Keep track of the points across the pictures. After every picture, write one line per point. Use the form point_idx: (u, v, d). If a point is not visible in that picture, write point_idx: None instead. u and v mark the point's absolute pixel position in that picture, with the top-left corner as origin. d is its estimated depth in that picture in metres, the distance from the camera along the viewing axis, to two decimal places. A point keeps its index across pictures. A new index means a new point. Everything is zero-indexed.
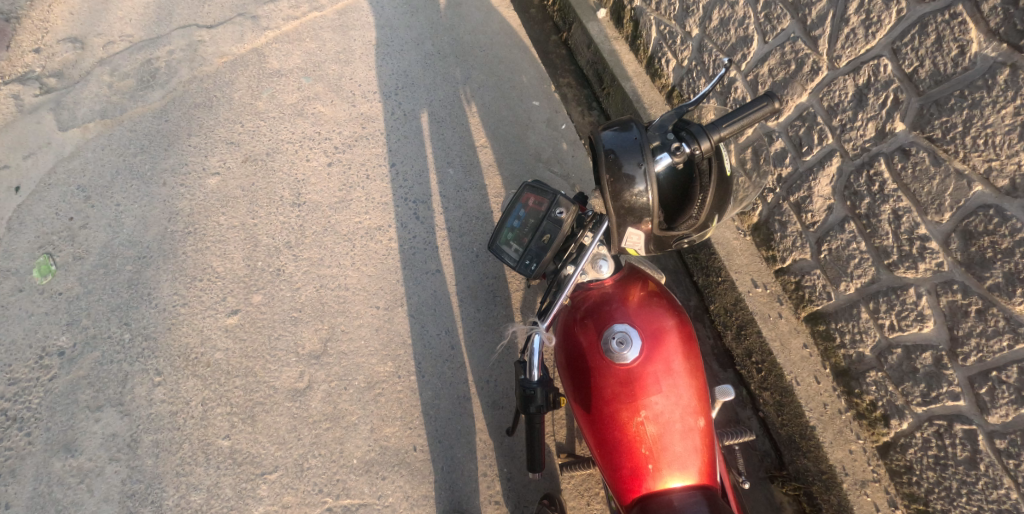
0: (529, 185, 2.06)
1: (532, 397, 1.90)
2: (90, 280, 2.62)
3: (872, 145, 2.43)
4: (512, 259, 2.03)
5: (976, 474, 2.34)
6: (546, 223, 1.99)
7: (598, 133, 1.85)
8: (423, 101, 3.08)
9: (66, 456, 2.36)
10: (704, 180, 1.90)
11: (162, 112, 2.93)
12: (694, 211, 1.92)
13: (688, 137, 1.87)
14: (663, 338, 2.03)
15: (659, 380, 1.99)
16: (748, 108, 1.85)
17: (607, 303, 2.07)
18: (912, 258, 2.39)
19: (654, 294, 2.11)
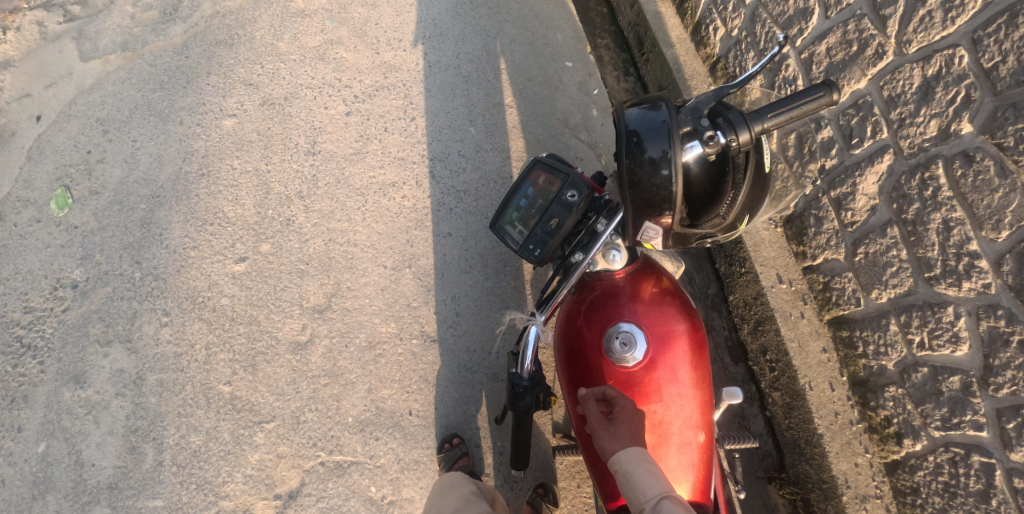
0: (540, 163, 1.90)
1: (521, 394, 1.79)
2: (106, 217, 2.67)
3: (932, 145, 2.21)
4: (514, 240, 1.87)
5: (987, 509, 2.23)
6: (556, 206, 1.82)
7: (623, 111, 1.63)
8: (451, 53, 3.01)
9: (75, 388, 2.45)
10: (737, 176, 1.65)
11: (183, 48, 2.92)
12: (722, 209, 1.69)
13: (724, 125, 1.61)
14: (672, 343, 1.85)
15: (661, 388, 1.82)
16: (800, 96, 1.57)
17: (614, 297, 1.88)
18: (957, 275, 2.21)
19: (667, 291, 1.91)
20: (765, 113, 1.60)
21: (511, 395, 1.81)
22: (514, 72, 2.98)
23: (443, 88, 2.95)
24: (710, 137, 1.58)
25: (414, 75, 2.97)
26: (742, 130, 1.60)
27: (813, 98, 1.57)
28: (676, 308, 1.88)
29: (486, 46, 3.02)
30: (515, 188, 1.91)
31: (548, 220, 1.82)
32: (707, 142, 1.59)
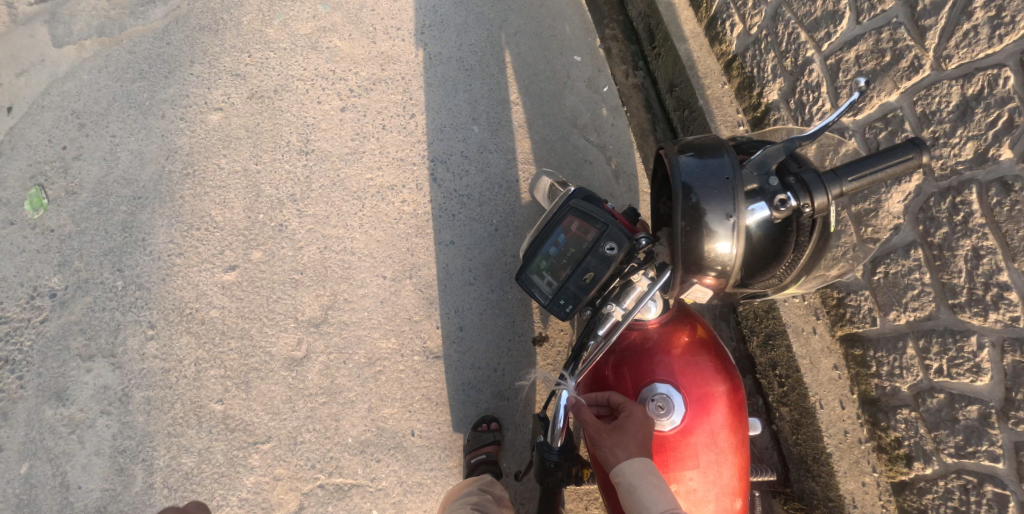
0: (575, 210, 1.84)
1: (553, 470, 1.68)
2: (83, 219, 2.48)
3: (966, 169, 2.09)
4: (543, 291, 1.82)
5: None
6: (590, 258, 1.76)
7: (680, 162, 1.58)
8: (452, 44, 2.83)
9: (57, 405, 2.32)
10: (801, 238, 1.63)
11: (164, 34, 2.69)
12: (779, 270, 1.68)
13: (797, 186, 1.57)
14: (710, 406, 1.78)
15: (699, 454, 1.75)
16: (886, 157, 1.52)
17: (648, 353, 1.81)
18: (983, 305, 2.13)
19: (705, 349, 1.85)
20: (845, 175, 1.53)
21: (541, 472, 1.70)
22: (519, 66, 2.84)
23: (444, 83, 2.78)
24: (782, 200, 1.55)
25: (413, 68, 2.79)
26: (818, 193, 1.55)
27: (901, 160, 1.50)
28: (714, 368, 1.83)
29: (491, 37, 2.86)
30: (545, 234, 1.85)
31: (581, 273, 1.75)
32: (776, 205, 1.56)
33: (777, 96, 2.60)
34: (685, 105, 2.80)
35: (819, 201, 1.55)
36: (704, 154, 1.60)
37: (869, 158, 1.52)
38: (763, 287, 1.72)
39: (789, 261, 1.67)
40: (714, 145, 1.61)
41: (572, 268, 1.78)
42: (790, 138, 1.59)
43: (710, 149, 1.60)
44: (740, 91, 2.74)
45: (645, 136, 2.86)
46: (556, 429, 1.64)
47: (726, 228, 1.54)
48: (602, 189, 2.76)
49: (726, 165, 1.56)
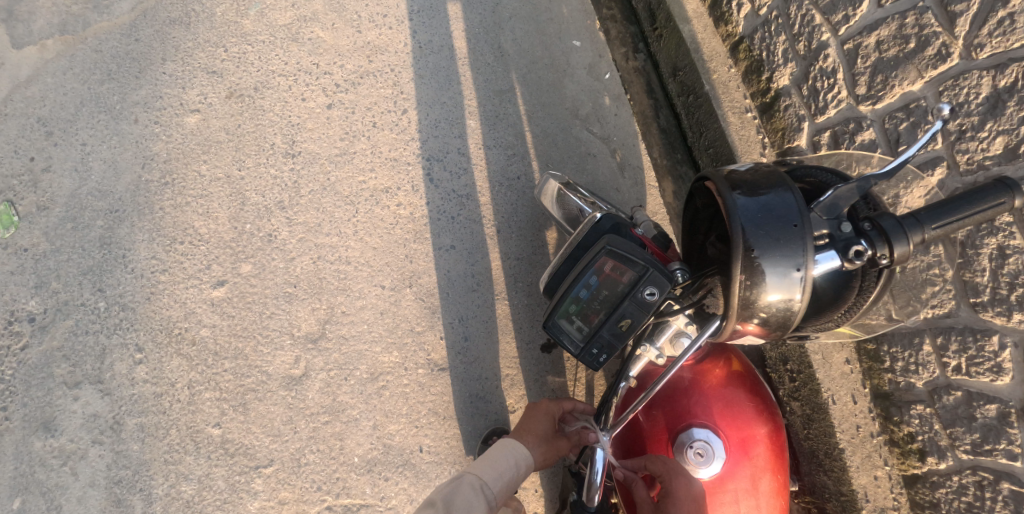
0: (607, 248, 1.72)
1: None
2: (58, 237, 2.31)
3: (995, 165, 1.98)
4: (574, 337, 1.74)
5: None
6: (627, 304, 1.67)
7: (742, 205, 1.48)
8: (445, 31, 2.67)
9: (46, 436, 2.20)
10: (867, 283, 1.57)
11: (131, 29, 2.47)
12: (838, 314, 1.63)
13: (874, 234, 1.48)
14: (750, 449, 1.77)
15: (742, 499, 1.74)
16: (975, 203, 1.42)
17: (686, 395, 1.81)
18: (1007, 305, 2.03)
19: (741, 388, 1.85)
20: (928, 222, 1.44)
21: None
22: (517, 54, 2.69)
23: (437, 74, 2.63)
24: (857, 252, 1.48)
25: (402, 59, 2.62)
26: (899, 243, 1.45)
27: (991, 205, 1.42)
28: (753, 408, 1.82)
29: (485, 23, 2.70)
30: (575, 274, 1.74)
31: (616, 320, 1.68)
32: (850, 257, 1.48)
33: (788, 81, 2.52)
34: (690, 90, 2.76)
35: (899, 251, 1.45)
36: (765, 195, 1.50)
37: (955, 202, 1.44)
38: (818, 329, 1.66)
39: (849, 305, 1.61)
40: (776, 186, 1.52)
41: (606, 313, 1.70)
42: (863, 179, 1.50)
43: (772, 190, 1.51)
44: (747, 75, 2.67)
45: (649, 123, 2.83)
46: (592, 485, 1.63)
47: (789, 281, 1.46)
48: (608, 184, 2.63)
49: (791, 211, 1.47)
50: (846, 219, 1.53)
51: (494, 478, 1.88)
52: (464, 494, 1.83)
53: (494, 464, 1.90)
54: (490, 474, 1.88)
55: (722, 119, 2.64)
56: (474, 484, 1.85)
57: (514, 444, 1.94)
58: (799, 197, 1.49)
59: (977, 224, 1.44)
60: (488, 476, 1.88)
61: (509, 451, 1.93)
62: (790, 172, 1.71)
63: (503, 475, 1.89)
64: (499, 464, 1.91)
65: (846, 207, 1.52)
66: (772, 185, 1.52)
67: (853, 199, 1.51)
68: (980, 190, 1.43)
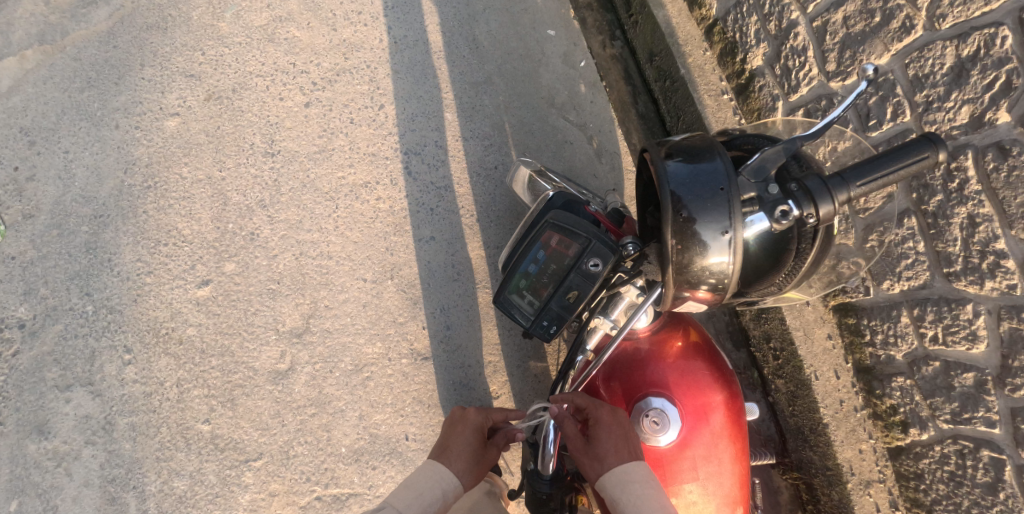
0: (552, 223, 1.78)
1: (546, 501, 1.69)
2: (44, 244, 2.35)
3: (962, 134, 2.00)
4: (526, 311, 1.81)
5: (994, 500, 2.14)
6: (572, 276, 1.73)
7: (670, 172, 1.49)
8: (419, 26, 2.69)
9: (39, 439, 2.24)
10: (803, 245, 1.58)
11: (109, 36, 2.50)
12: (779, 279, 1.62)
13: (800, 194, 1.50)
14: (707, 417, 1.77)
15: (697, 466, 1.74)
16: (897, 159, 1.43)
17: (641, 364, 1.80)
18: (979, 274, 2.04)
19: (699, 355, 1.84)
20: (852, 180, 1.46)
21: (535, 502, 1.71)
22: (491, 45, 2.71)
23: (413, 68, 2.65)
24: (783, 212, 1.49)
25: (378, 55, 2.64)
26: (824, 202, 1.47)
27: (914, 160, 1.43)
28: (710, 376, 1.82)
29: (459, 15, 2.72)
30: (523, 248, 1.81)
31: (563, 292, 1.75)
32: (777, 217, 1.51)
33: (761, 62, 2.53)
34: (666, 75, 2.76)
35: (824, 210, 1.48)
36: (693, 161, 1.51)
37: (879, 160, 1.45)
38: (761, 294, 1.66)
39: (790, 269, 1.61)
40: (705, 151, 1.52)
41: (554, 286, 1.77)
42: (790, 141, 1.53)
43: (700, 156, 1.52)
44: (722, 58, 2.67)
45: (628, 110, 2.82)
46: (545, 457, 1.66)
47: (720, 244, 1.46)
48: (585, 171, 2.66)
49: (718, 175, 1.48)
50: (775, 181, 1.55)
51: (413, 507, 1.57)
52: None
53: (412, 491, 1.61)
54: (408, 504, 1.58)
55: (698, 102, 2.66)
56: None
57: (437, 466, 1.68)
58: (727, 161, 1.50)
59: (903, 181, 1.45)
60: (405, 506, 1.57)
61: (430, 476, 1.66)
62: (729, 141, 1.71)
63: (423, 504, 1.59)
64: (419, 491, 1.62)
65: (773, 169, 1.54)
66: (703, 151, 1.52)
67: (780, 161, 1.54)
68: (906, 147, 1.44)
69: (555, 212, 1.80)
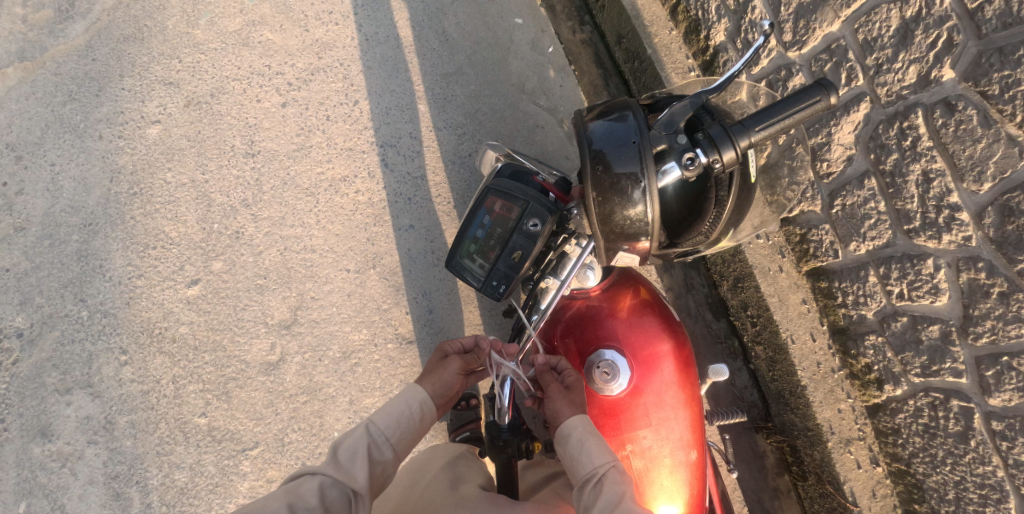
0: (494, 189, 1.79)
1: (503, 448, 1.70)
2: (37, 254, 2.44)
3: (911, 93, 2.10)
4: (476, 274, 1.81)
5: (966, 449, 2.19)
6: (516, 237, 1.75)
7: (589, 130, 1.57)
8: (389, 21, 2.75)
9: (43, 442, 2.33)
10: (721, 193, 1.66)
11: (88, 50, 2.57)
12: (705, 227, 1.69)
13: (705, 142, 1.56)
14: (657, 366, 1.86)
15: (649, 413, 1.83)
16: (791, 103, 1.52)
17: (594, 320, 1.89)
18: (937, 228, 2.12)
19: (650, 309, 1.92)
20: (752, 126, 1.54)
21: (492, 450, 1.72)
22: (460, 37, 2.77)
23: (385, 63, 2.71)
24: (688, 158, 1.54)
25: (351, 52, 2.71)
26: (726, 147, 1.54)
27: (807, 104, 1.52)
28: (660, 327, 1.90)
29: (428, 9, 2.77)
30: (469, 215, 1.81)
31: (509, 253, 1.76)
32: (685, 163, 1.55)
33: (723, 37, 2.56)
34: (635, 56, 2.78)
35: (728, 155, 1.54)
36: (612, 118, 1.58)
37: (775, 106, 1.53)
38: (690, 245, 1.72)
39: (713, 217, 1.68)
40: (622, 108, 1.59)
41: (500, 248, 1.78)
42: (696, 94, 1.58)
43: (618, 113, 1.59)
44: (688, 36, 2.68)
45: (599, 93, 2.89)
46: (502, 407, 1.69)
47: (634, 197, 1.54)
48: (557, 153, 2.74)
49: (630, 130, 1.55)
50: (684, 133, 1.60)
51: (384, 419, 1.73)
52: (353, 435, 1.69)
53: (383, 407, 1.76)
54: (379, 416, 1.74)
55: (666, 80, 2.66)
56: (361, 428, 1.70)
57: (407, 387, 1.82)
58: (639, 116, 1.56)
59: (799, 124, 1.54)
60: (376, 416, 1.73)
61: (401, 394, 1.79)
62: (655, 103, 1.78)
63: (392, 413, 1.75)
64: (391, 407, 1.77)
65: (683, 121, 1.59)
66: (619, 110, 1.59)
67: (688, 114, 1.59)
68: (800, 93, 1.53)
69: (497, 178, 1.82)
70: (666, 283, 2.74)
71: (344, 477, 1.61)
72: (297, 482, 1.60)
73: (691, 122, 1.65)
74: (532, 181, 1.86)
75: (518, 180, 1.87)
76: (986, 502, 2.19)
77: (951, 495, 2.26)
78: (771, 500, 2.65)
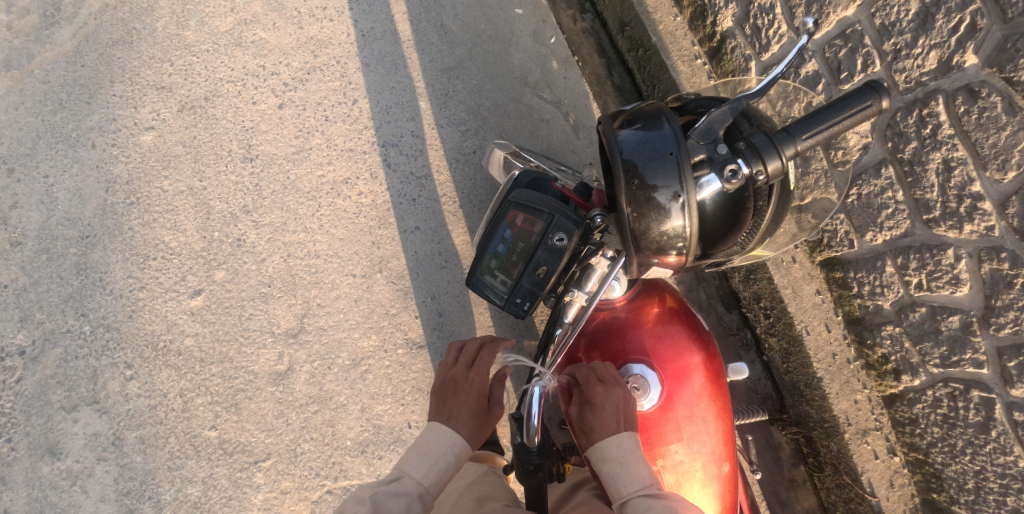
0: (516, 202, 1.76)
1: (534, 472, 1.65)
2: (35, 269, 2.37)
3: (931, 79, 2.04)
4: (498, 291, 1.77)
5: (986, 439, 2.16)
6: (541, 252, 1.72)
7: (621, 140, 1.51)
8: (385, 15, 2.67)
9: (53, 460, 2.29)
10: (760, 203, 1.59)
11: (76, 56, 2.48)
12: (741, 237, 1.65)
13: (748, 152, 1.51)
14: (688, 379, 1.83)
15: (680, 427, 1.81)
16: (841, 111, 1.47)
17: (620, 332, 1.85)
18: (958, 218, 2.07)
19: (677, 319, 1.89)
20: (798, 134, 1.48)
21: (523, 473, 1.67)
22: (460, 30, 2.69)
23: (383, 59, 2.63)
24: (732, 170, 1.49)
25: (347, 49, 2.62)
26: (771, 157, 1.48)
27: (859, 109, 1.46)
28: (689, 338, 1.87)
29: (425, 2, 2.69)
30: (490, 231, 1.79)
31: (533, 268, 1.73)
32: (727, 177, 1.49)
33: (731, 23, 2.48)
34: (639, 45, 2.70)
35: (773, 166, 1.49)
36: (644, 126, 1.53)
37: (823, 112, 1.48)
38: (724, 254, 1.69)
39: (751, 227, 1.63)
40: (654, 116, 1.54)
41: (523, 263, 1.74)
42: (737, 100, 1.50)
43: (651, 121, 1.53)
44: (694, 22, 2.60)
45: (603, 83, 2.81)
46: (531, 427, 1.63)
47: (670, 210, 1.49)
48: (563, 147, 2.67)
49: (667, 139, 1.49)
50: (723, 142, 1.54)
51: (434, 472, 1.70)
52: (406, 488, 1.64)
53: (427, 460, 1.70)
54: (425, 473, 1.68)
55: (672, 69, 2.59)
56: (410, 488, 1.65)
57: (446, 429, 1.75)
58: (675, 124, 1.51)
59: (848, 130, 1.49)
60: (422, 474, 1.68)
61: (444, 440, 1.73)
62: (683, 106, 1.71)
63: (437, 466, 1.70)
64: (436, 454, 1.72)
65: (722, 129, 1.52)
66: (654, 119, 1.53)
67: (728, 121, 1.51)
68: (849, 97, 1.47)
69: (518, 191, 1.79)
70: (676, 277, 2.69)
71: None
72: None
73: (730, 129, 1.60)
74: (553, 188, 1.86)
75: (538, 188, 1.86)
76: (1006, 492, 2.16)
77: (971, 485, 2.23)
78: (787, 491, 2.63)
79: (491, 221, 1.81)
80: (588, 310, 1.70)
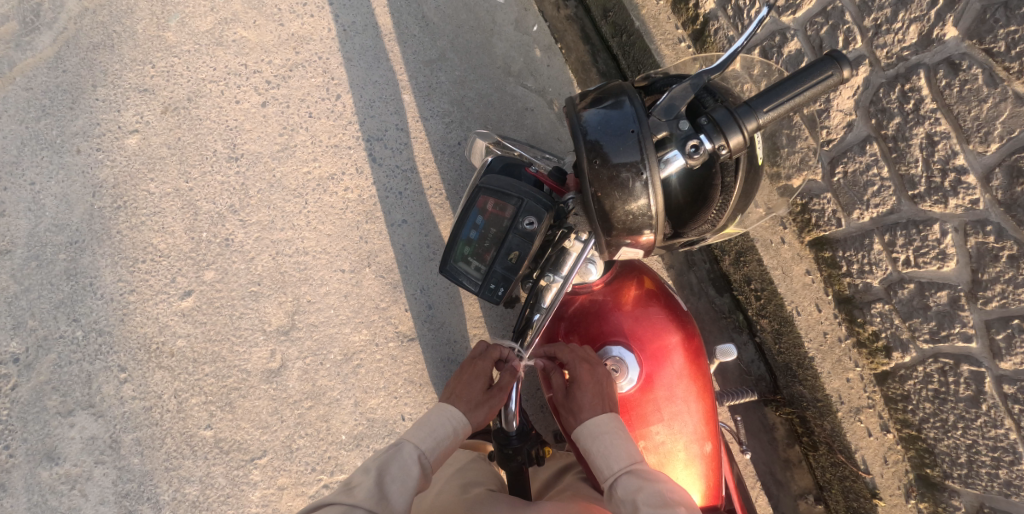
0: (486, 187, 1.75)
1: (513, 455, 1.74)
2: (25, 276, 2.38)
3: (912, 54, 2.03)
4: (472, 277, 1.78)
5: (977, 413, 2.16)
6: (512, 237, 1.72)
7: (583, 120, 1.52)
8: (366, 8, 2.65)
9: (51, 465, 2.30)
10: (727, 179, 1.61)
11: (57, 61, 2.48)
12: (711, 215, 1.65)
13: (710, 128, 1.51)
14: (667, 359, 1.85)
15: (660, 408, 1.83)
16: (802, 81, 1.46)
17: (599, 315, 1.87)
18: (943, 193, 2.06)
19: (655, 300, 1.90)
20: (759, 107, 1.47)
21: (502, 458, 1.76)
22: (442, 21, 2.67)
23: (365, 53, 2.63)
24: (694, 145, 1.49)
25: (329, 45, 2.62)
26: (732, 132, 1.49)
27: (819, 80, 1.45)
28: (667, 319, 1.88)
29: None
30: (461, 217, 1.78)
31: (505, 254, 1.73)
32: (689, 152, 1.50)
33: (713, 5, 2.47)
34: (622, 30, 2.69)
35: (734, 140, 1.49)
36: (608, 106, 1.54)
37: (784, 84, 1.47)
38: (698, 233, 1.69)
39: (721, 204, 1.63)
40: (617, 95, 1.54)
41: (496, 248, 1.75)
42: (697, 76, 1.52)
43: (613, 100, 1.54)
44: (676, 5, 2.58)
45: (587, 70, 2.80)
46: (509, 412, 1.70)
47: (635, 190, 1.50)
48: (548, 136, 2.67)
49: (628, 118, 1.50)
50: (685, 118, 1.54)
51: (428, 443, 1.64)
52: (402, 460, 1.60)
53: (426, 428, 1.66)
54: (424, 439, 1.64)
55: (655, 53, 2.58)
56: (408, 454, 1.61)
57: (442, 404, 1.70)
58: (636, 102, 1.52)
59: (809, 101, 1.48)
60: (423, 441, 1.64)
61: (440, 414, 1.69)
62: (651, 86, 1.71)
63: (434, 433, 1.66)
64: (432, 428, 1.67)
65: (683, 105, 1.53)
66: (616, 99, 1.54)
67: (689, 97, 1.53)
68: (811, 68, 1.46)
69: (488, 176, 1.78)
70: (667, 262, 2.68)
71: (394, 511, 1.52)
72: (337, 512, 1.49)
73: (694, 104, 1.59)
74: (526, 173, 1.87)
75: (512, 174, 1.89)
76: (999, 465, 2.16)
77: (963, 459, 2.23)
78: (783, 471, 2.64)
79: (462, 206, 1.80)
80: (563, 293, 1.73)
